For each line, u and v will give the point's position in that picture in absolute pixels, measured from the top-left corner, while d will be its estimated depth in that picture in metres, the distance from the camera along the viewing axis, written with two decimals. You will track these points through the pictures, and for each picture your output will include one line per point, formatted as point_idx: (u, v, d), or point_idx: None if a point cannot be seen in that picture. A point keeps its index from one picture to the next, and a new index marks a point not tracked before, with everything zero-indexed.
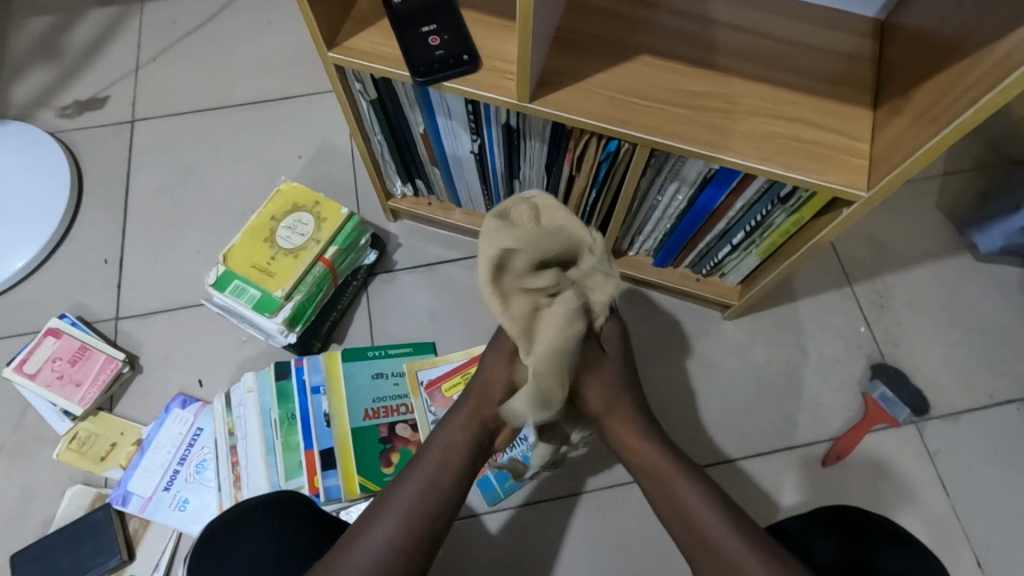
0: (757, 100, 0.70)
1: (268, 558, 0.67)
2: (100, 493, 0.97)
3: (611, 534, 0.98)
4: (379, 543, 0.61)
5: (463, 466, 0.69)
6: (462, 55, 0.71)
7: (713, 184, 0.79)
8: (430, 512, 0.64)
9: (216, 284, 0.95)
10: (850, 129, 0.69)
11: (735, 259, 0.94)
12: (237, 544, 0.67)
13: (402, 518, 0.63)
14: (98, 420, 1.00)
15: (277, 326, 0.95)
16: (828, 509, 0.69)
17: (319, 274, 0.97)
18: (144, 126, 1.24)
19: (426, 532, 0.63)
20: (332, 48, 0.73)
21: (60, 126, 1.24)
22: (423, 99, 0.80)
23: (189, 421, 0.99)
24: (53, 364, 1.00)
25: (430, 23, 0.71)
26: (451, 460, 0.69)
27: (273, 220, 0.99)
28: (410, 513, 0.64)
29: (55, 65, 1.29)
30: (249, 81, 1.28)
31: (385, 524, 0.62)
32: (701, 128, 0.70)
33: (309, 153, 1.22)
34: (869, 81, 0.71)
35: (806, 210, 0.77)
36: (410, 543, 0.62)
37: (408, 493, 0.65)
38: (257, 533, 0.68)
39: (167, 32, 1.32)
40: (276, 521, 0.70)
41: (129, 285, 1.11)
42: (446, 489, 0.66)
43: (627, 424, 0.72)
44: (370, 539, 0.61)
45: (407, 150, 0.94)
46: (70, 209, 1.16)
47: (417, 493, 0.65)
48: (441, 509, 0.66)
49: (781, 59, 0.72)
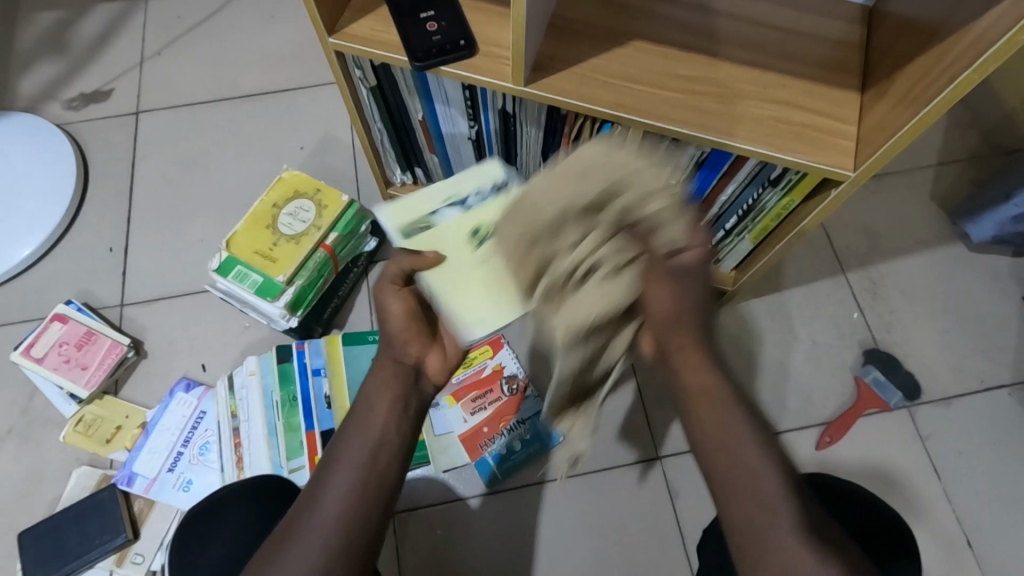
0: (748, 85, 0.72)
1: (251, 538, 0.69)
2: (105, 474, 0.99)
3: (606, 516, 1.00)
4: (327, 509, 0.57)
5: (394, 409, 0.64)
6: (460, 41, 0.73)
7: (705, 169, 0.81)
8: (376, 459, 0.60)
9: (219, 269, 0.97)
10: (838, 112, 0.71)
11: (728, 244, 0.96)
12: (218, 533, 0.70)
13: (348, 478, 0.59)
14: (103, 403, 1.02)
15: (279, 310, 0.97)
16: (849, 496, 0.70)
17: (320, 260, 0.99)
18: (148, 118, 1.26)
19: (372, 478, 0.59)
20: (332, 34, 0.75)
21: (67, 118, 1.26)
22: (421, 85, 0.82)
23: (193, 405, 1.01)
24: (60, 349, 1.02)
25: (429, 9, 0.73)
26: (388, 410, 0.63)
27: (275, 207, 1.01)
28: (353, 470, 0.59)
29: (62, 59, 1.31)
30: (252, 73, 1.30)
31: (329, 493, 0.58)
32: (692, 111, 0.72)
33: (310, 144, 1.24)
34: (857, 66, 0.73)
35: (795, 192, 0.79)
36: (359, 499, 0.58)
37: (348, 454, 0.61)
38: (235, 519, 0.71)
39: (172, 26, 1.34)
40: (255, 506, 0.72)
41: (135, 272, 1.13)
42: (382, 434, 0.62)
43: (702, 384, 0.57)
44: (317, 507, 0.57)
45: (407, 138, 0.96)
46: (77, 199, 1.18)
47: (357, 452, 0.61)
48: (382, 450, 0.61)
49: (771, 44, 0.74)
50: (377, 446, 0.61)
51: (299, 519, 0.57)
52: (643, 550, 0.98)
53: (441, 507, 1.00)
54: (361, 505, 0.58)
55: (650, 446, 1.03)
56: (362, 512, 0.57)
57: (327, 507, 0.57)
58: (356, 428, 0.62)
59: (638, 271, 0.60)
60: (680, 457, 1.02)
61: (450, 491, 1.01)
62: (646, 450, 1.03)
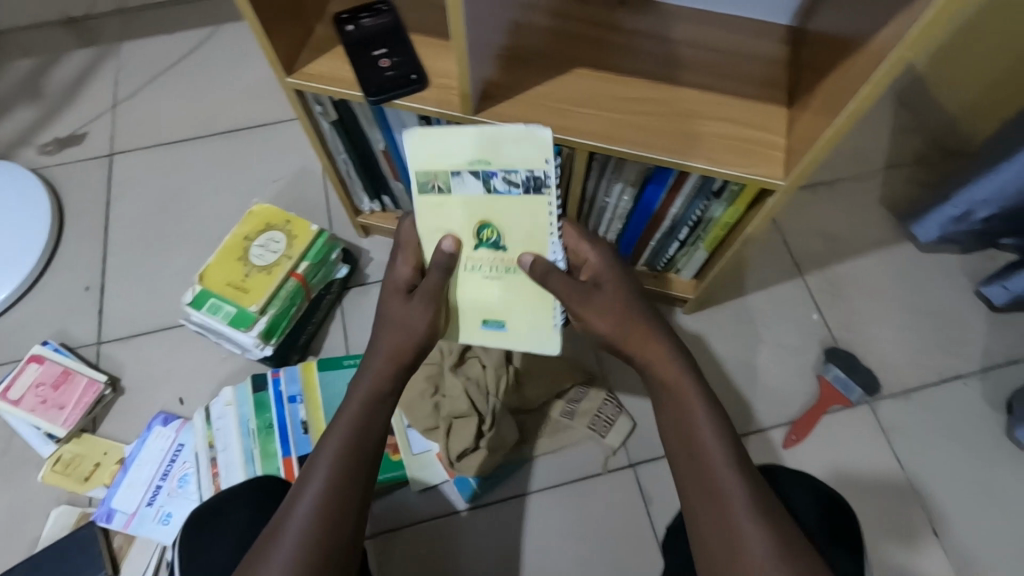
0: (683, 104, 0.77)
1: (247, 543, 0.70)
2: (84, 512, 0.99)
3: (583, 526, 1.01)
4: (305, 506, 0.60)
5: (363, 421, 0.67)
6: (411, 75, 0.77)
7: (653, 183, 0.85)
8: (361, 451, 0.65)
9: (193, 302, 0.99)
10: (767, 126, 0.76)
11: (685, 254, 1.00)
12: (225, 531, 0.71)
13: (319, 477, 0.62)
14: (81, 441, 1.03)
15: (253, 339, 0.99)
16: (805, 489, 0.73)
17: (291, 289, 1.02)
18: (122, 159, 1.29)
19: (352, 467, 0.63)
20: (291, 74, 0.79)
21: (42, 162, 1.29)
22: (380, 117, 0.86)
23: (171, 437, 1.02)
24: (36, 389, 1.03)
25: (381, 47, 0.77)
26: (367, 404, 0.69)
27: (246, 240, 1.04)
28: (330, 469, 0.62)
29: (36, 105, 1.35)
30: (224, 111, 1.34)
31: (306, 497, 0.60)
32: (632, 130, 0.76)
33: (282, 176, 1.27)
34: (785, 82, 0.78)
35: (738, 203, 0.83)
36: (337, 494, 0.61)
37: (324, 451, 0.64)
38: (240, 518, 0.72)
39: (144, 68, 1.38)
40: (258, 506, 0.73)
41: (111, 310, 1.15)
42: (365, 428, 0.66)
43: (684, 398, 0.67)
44: (296, 510, 0.60)
45: (371, 168, 1.00)
46: (52, 241, 1.20)
47: (333, 449, 0.64)
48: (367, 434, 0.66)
49: (705, 65, 0.79)
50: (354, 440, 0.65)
51: (284, 520, 0.59)
52: (621, 557, 1.00)
53: (421, 526, 1.01)
54: (340, 497, 0.61)
55: (622, 454, 1.05)
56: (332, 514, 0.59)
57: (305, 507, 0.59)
58: (339, 424, 0.67)
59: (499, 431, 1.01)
60: (653, 462, 1.05)
61: (430, 509, 1.02)
62: (618, 458, 1.05)
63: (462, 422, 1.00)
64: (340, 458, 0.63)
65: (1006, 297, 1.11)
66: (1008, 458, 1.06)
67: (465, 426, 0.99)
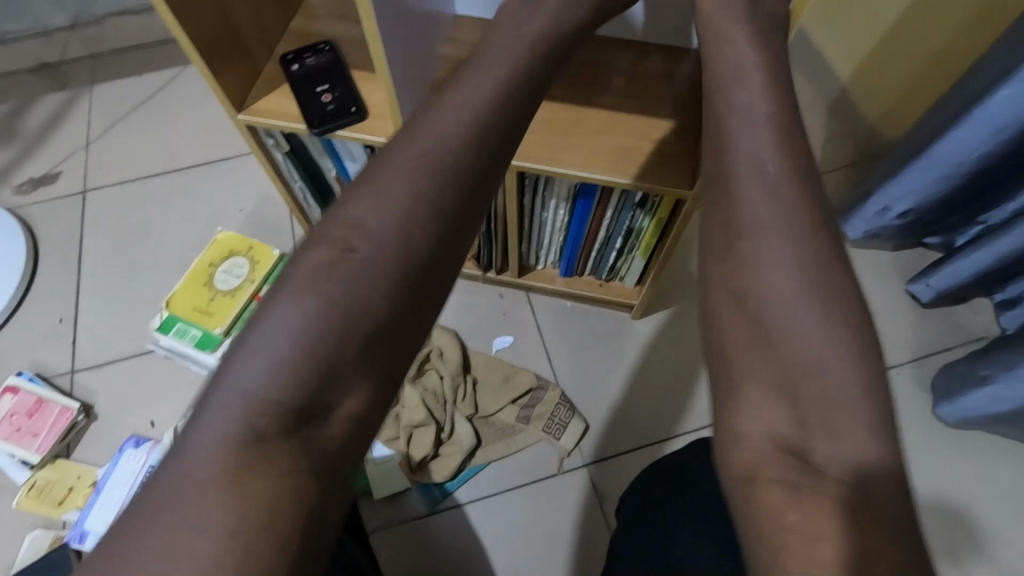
0: (601, 124, 0.84)
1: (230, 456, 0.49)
2: (58, 535, 1.02)
3: (541, 524, 1.06)
4: (251, 379, 0.44)
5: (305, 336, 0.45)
6: (351, 108, 0.84)
7: (582, 198, 0.91)
8: (326, 342, 0.45)
9: (161, 327, 1.05)
10: (678, 140, 0.83)
11: (624, 262, 1.07)
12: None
13: (261, 358, 0.45)
14: (55, 467, 1.07)
15: (218, 360, 1.04)
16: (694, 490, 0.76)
17: (254, 311, 1.07)
18: (94, 195, 1.35)
19: (317, 352, 0.45)
20: (241, 111, 0.86)
21: (16, 201, 1.35)
22: (328, 147, 0.93)
23: (142, 459, 1.06)
24: (11, 418, 1.07)
25: (323, 83, 0.84)
26: (361, 290, 0.47)
27: (211, 266, 1.09)
28: (292, 336, 0.45)
29: (11, 148, 1.41)
30: (192, 146, 1.40)
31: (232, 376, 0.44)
32: (554, 150, 0.83)
33: (247, 205, 1.33)
34: (694, 99, 0.85)
35: (661, 211, 0.90)
36: (293, 369, 0.44)
37: (269, 331, 0.46)
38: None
39: (115, 109, 1.45)
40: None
41: (84, 340, 1.20)
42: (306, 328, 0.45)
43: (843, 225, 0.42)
44: (228, 383, 0.45)
45: (327, 194, 1.06)
46: (27, 276, 1.26)
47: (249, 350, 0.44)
48: (298, 327, 0.45)
49: (621, 88, 0.86)
50: (309, 330, 0.45)
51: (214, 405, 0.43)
52: (578, 552, 1.04)
53: (386, 534, 1.06)
54: (289, 389, 0.44)
55: (577, 455, 1.10)
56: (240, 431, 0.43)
57: (236, 391, 0.44)
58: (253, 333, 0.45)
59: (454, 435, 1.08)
60: (606, 461, 1.10)
61: (393, 517, 1.06)
62: (573, 459, 1.10)
63: (423, 432, 1.06)
64: (291, 344, 0.45)
65: (930, 293, 1.18)
66: (940, 440, 1.12)
67: (425, 435, 1.06)
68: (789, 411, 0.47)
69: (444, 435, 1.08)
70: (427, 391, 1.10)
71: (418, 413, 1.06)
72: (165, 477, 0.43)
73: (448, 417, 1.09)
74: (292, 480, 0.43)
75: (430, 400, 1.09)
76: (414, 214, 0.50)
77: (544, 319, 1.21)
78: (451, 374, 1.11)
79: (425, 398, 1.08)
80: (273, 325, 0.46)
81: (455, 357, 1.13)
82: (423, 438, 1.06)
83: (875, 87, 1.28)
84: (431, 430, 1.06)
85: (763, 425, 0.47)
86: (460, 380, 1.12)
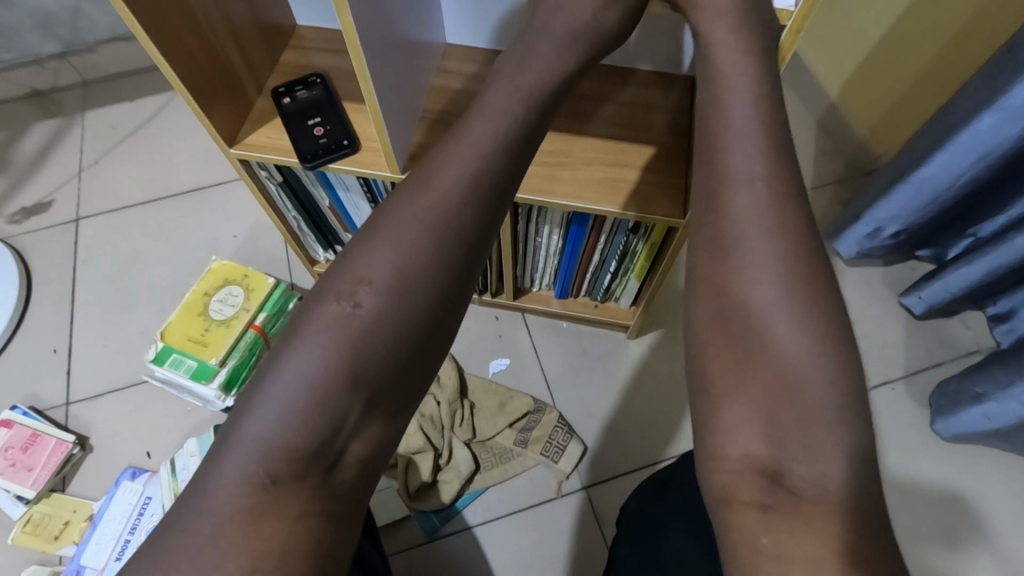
0: (592, 153, 0.85)
1: None
2: (54, 570, 1.02)
3: (540, 549, 1.05)
4: (267, 426, 0.48)
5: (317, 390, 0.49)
6: (343, 141, 0.84)
7: (576, 224, 0.92)
8: (338, 393, 0.50)
9: (156, 359, 1.05)
10: (669, 167, 0.84)
11: (619, 284, 1.07)
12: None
13: (278, 410, 0.49)
14: (51, 500, 1.06)
15: (214, 390, 1.04)
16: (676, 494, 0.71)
17: (250, 340, 1.07)
18: (88, 223, 1.35)
19: (330, 401, 0.49)
20: (234, 145, 0.86)
21: (9, 231, 1.35)
22: (321, 178, 0.93)
23: (138, 491, 1.06)
24: (6, 453, 1.07)
25: (316, 116, 0.84)
26: (367, 342, 0.51)
27: (205, 296, 1.09)
28: (306, 385, 0.49)
29: (4, 178, 1.41)
30: (185, 172, 1.40)
31: (252, 419, 0.49)
32: (549, 180, 0.83)
33: (241, 231, 1.33)
34: (684, 126, 0.86)
35: (655, 237, 0.90)
36: (306, 416, 0.49)
37: (283, 384, 0.50)
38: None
39: (108, 136, 1.45)
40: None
41: (79, 370, 1.19)
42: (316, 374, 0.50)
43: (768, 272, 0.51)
44: (248, 427, 0.49)
45: (321, 222, 1.07)
46: (20, 307, 1.25)
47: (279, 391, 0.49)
48: (314, 377, 0.50)
49: (612, 116, 0.87)
50: (321, 381, 0.50)
51: (234, 441, 0.49)
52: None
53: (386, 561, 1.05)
54: (303, 435, 0.48)
55: (575, 477, 1.10)
56: (264, 470, 0.48)
57: (252, 435, 0.48)
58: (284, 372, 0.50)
59: (450, 459, 1.08)
60: (605, 483, 1.10)
61: (393, 544, 1.06)
62: (572, 482, 1.10)
63: (419, 457, 1.06)
64: (305, 393, 0.49)
65: (922, 306, 1.19)
66: (937, 455, 1.12)
67: (422, 460, 1.06)
68: (769, 427, 0.48)
69: (441, 459, 1.08)
70: (425, 415, 1.09)
71: (416, 438, 1.06)
72: (197, 514, 0.47)
73: (445, 442, 1.09)
74: (311, 520, 0.48)
75: (427, 425, 1.09)
76: (411, 270, 0.54)
77: (540, 340, 1.21)
78: (449, 398, 1.11)
79: (422, 423, 1.08)
80: (288, 374, 0.50)
81: (453, 380, 1.13)
82: (420, 463, 1.06)
83: (873, 90, 1.25)
84: (427, 455, 1.06)
85: (746, 443, 0.48)
86: (458, 404, 1.12)
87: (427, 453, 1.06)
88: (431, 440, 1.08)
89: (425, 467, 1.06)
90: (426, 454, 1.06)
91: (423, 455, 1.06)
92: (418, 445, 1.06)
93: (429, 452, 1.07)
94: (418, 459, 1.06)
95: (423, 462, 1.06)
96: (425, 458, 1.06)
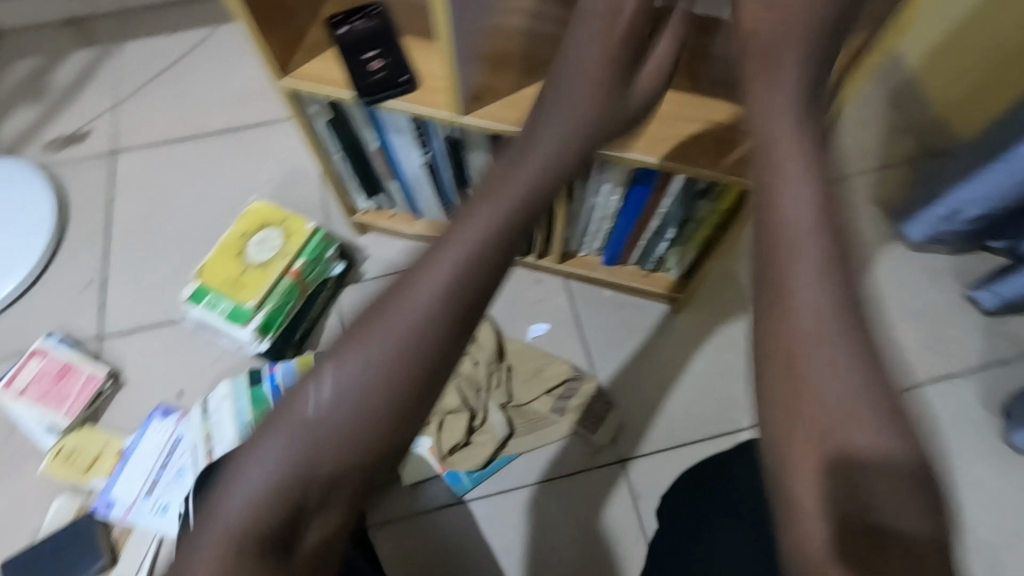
0: (668, 105, 0.78)
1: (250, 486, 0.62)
2: (84, 502, 1.02)
3: (569, 519, 1.03)
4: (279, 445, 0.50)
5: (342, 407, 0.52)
6: (401, 77, 0.78)
7: (639, 184, 0.86)
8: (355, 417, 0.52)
9: (192, 297, 1.02)
10: (751, 127, 0.77)
11: (674, 253, 1.01)
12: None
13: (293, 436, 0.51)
14: (82, 432, 1.05)
15: (250, 334, 1.02)
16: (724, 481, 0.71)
17: (287, 286, 1.03)
18: (124, 156, 1.32)
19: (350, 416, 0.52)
20: (285, 75, 0.81)
21: (46, 159, 1.32)
22: (373, 118, 0.88)
23: (169, 430, 1.04)
24: (39, 381, 1.06)
25: (372, 48, 0.79)
26: (390, 365, 0.54)
27: (244, 237, 1.06)
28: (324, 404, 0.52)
29: (41, 104, 1.37)
30: (223, 109, 1.36)
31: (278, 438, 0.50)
32: (619, 132, 0.77)
33: (277, 175, 1.29)
34: None
35: (723, 204, 0.84)
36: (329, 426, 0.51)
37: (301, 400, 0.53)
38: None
39: (146, 67, 1.40)
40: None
41: (112, 305, 1.18)
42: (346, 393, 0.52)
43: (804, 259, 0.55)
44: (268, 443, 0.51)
45: (366, 167, 1.02)
46: (55, 237, 1.23)
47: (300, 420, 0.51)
48: (338, 397, 0.52)
49: (694, 68, 0.79)
50: (355, 397, 0.52)
51: (251, 459, 0.50)
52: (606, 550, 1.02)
53: (415, 519, 1.03)
54: (332, 453, 0.51)
55: (611, 450, 1.07)
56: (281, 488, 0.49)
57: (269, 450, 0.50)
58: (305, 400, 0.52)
59: (484, 422, 1.05)
60: (641, 459, 1.06)
61: (423, 502, 1.04)
62: (607, 455, 1.07)
63: (453, 417, 1.04)
64: (325, 420, 0.51)
65: (995, 300, 1.12)
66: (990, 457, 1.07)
67: (456, 421, 1.03)
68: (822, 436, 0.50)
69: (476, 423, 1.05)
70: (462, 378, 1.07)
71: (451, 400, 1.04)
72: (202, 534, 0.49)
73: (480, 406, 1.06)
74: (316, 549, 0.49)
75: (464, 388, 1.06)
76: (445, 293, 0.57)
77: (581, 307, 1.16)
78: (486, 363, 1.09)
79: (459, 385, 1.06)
80: (312, 401, 0.52)
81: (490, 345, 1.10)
82: (454, 424, 1.03)
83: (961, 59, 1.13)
84: (461, 416, 1.04)
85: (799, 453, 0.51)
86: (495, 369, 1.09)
87: (462, 414, 1.04)
88: (467, 400, 1.05)
89: (458, 428, 1.03)
90: (460, 414, 1.04)
91: (457, 416, 1.04)
92: (452, 405, 1.04)
93: (464, 413, 1.04)
94: (452, 420, 1.04)
95: (456, 423, 1.03)
96: (458, 419, 1.04)
